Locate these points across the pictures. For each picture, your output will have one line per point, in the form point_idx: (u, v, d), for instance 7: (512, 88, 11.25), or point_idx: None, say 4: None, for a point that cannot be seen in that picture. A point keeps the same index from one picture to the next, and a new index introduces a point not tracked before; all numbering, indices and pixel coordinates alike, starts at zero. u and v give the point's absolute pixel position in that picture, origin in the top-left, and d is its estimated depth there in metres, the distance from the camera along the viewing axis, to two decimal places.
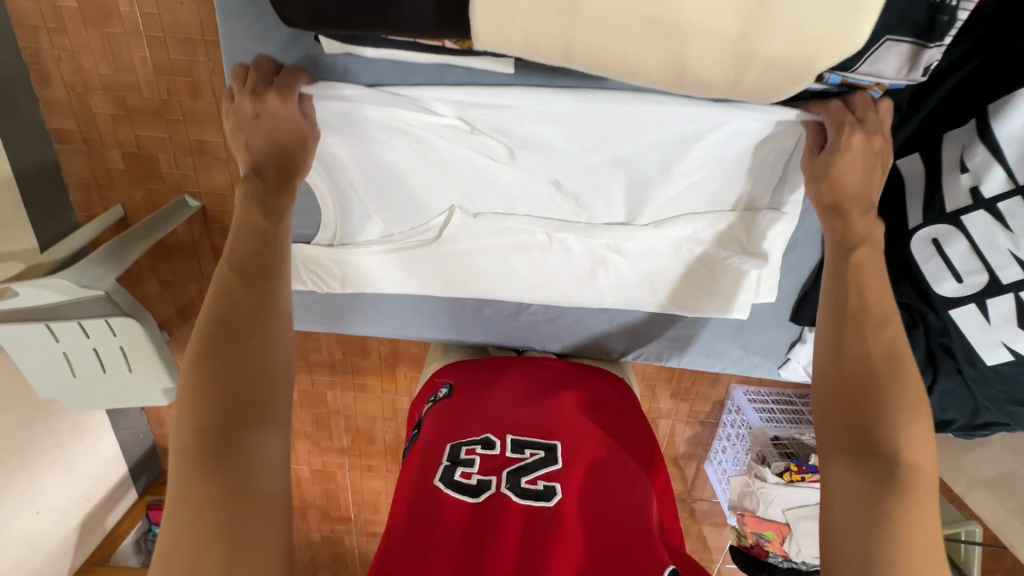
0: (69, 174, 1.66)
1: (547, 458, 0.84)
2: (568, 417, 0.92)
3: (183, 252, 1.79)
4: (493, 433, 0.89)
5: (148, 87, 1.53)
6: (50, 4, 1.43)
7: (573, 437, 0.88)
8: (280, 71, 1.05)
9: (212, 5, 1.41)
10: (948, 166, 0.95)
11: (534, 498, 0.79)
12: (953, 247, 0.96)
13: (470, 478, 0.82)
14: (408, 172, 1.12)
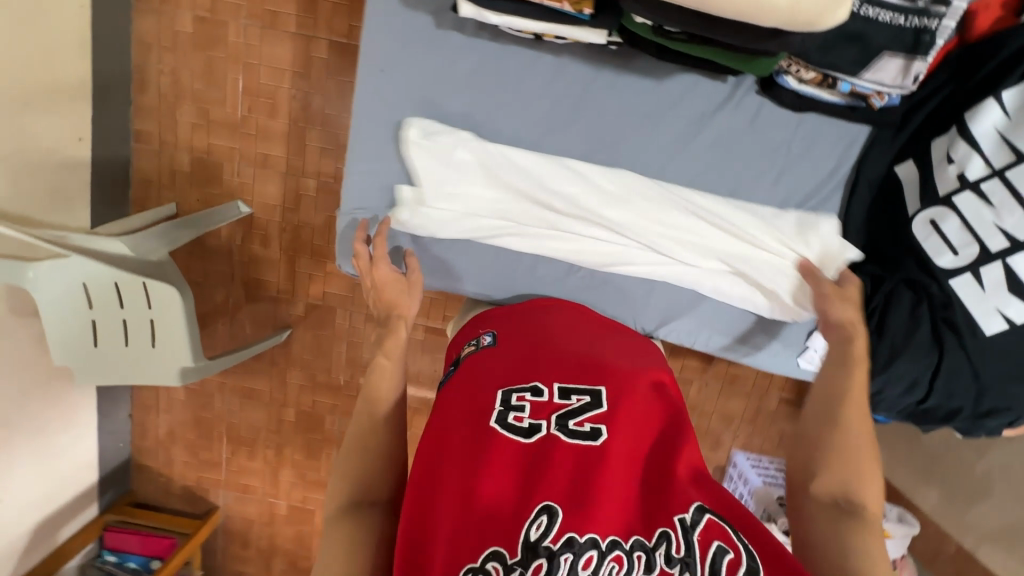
0: (136, 170, 1.80)
1: (593, 402, 0.83)
2: (612, 369, 0.90)
3: (220, 255, 1.88)
4: (542, 382, 0.87)
5: (232, 103, 1.74)
6: (169, 28, 1.68)
7: (619, 386, 0.86)
8: (409, 27, 0.96)
9: (307, 45, 1.67)
10: (936, 160, 0.98)
11: (583, 440, 0.77)
12: (946, 226, 0.97)
13: (523, 420, 0.81)
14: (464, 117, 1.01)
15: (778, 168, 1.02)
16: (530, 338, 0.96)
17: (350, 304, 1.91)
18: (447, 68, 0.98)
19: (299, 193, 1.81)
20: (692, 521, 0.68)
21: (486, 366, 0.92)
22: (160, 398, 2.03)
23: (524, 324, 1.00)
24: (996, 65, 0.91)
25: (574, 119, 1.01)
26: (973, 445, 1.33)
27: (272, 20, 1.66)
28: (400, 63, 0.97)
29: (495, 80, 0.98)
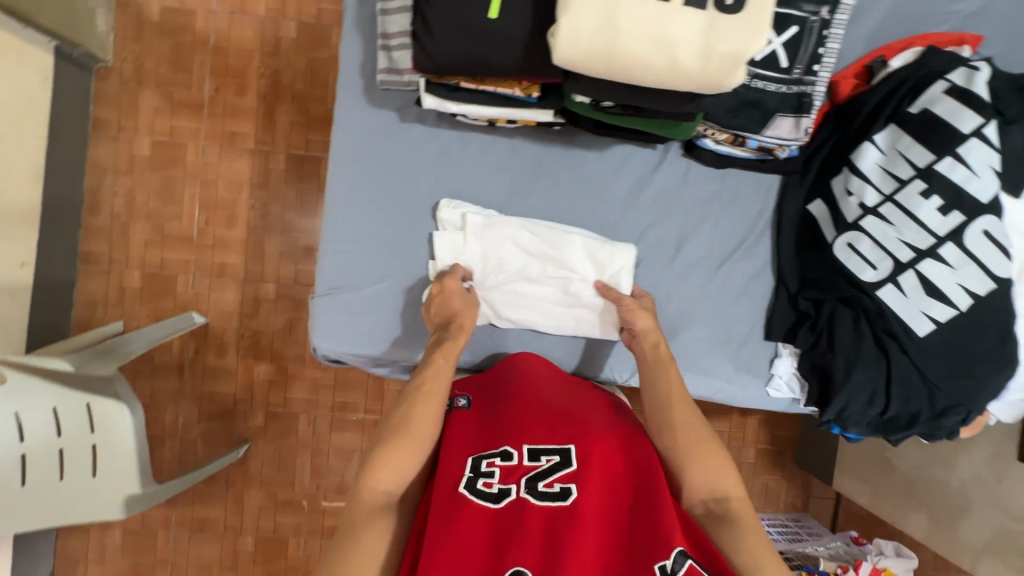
0: (81, 291, 1.75)
1: (564, 462, 0.76)
2: (583, 419, 0.83)
3: (170, 371, 1.78)
4: (510, 443, 0.79)
5: (188, 217, 1.77)
6: (126, 154, 1.75)
7: (589, 437, 0.79)
8: (363, 118, 0.93)
9: (266, 159, 1.77)
10: (839, 196, 0.93)
11: (553, 504, 0.71)
12: (857, 249, 0.90)
13: (491, 486, 0.74)
14: (407, 191, 0.95)
15: (711, 215, 1.00)
16: (500, 395, 0.89)
17: (315, 407, 1.82)
18: (389, 146, 0.94)
19: (258, 298, 1.79)
20: (672, 570, 0.64)
21: (455, 431, 0.83)
22: (90, 546, 1.77)
23: (494, 380, 0.93)
24: (871, 110, 0.91)
25: (523, 195, 0.97)
26: (942, 462, 1.38)
27: (231, 140, 1.77)
28: (373, 149, 0.93)
29: (442, 164, 0.95)
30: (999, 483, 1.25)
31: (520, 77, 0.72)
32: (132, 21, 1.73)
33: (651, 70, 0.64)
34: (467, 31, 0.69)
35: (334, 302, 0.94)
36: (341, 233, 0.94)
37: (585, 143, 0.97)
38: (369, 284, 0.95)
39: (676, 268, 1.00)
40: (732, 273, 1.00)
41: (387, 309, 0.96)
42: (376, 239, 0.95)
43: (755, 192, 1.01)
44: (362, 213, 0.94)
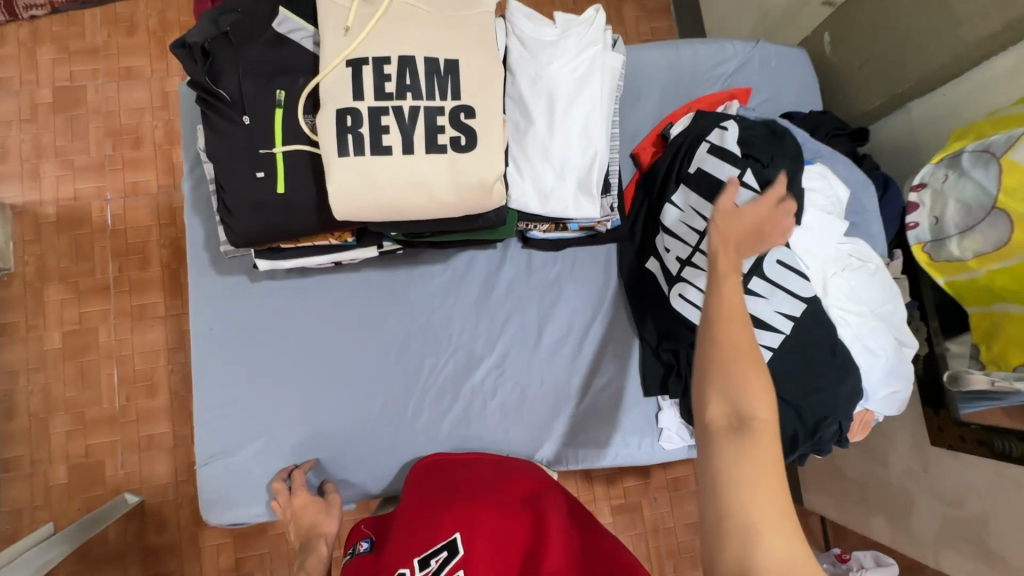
0: (5, 502, 1.68)
1: (451, 555, 0.70)
2: (469, 502, 0.79)
3: (109, 562, 1.69)
4: (402, 562, 0.73)
5: (108, 397, 1.76)
6: (37, 350, 1.76)
7: (475, 522, 0.75)
8: (216, 288, 0.99)
9: (178, 322, 1.81)
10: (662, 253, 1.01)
11: None
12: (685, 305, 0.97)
13: None
14: (267, 343, 0.98)
15: (561, 294, 1.06)
16: (395, 517, 0.85)
17: (270, 561, 1.74)
18: (243, 306, 0.99)
19: (192, 461, 1.76)
20: None
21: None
22: None
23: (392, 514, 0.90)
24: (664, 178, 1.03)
25: (381, 317, 1.01)
26: (879, 459, 1.39)
27: (140, 312, 1.81)
28: (231, 314, 0.98)
29: (297, 308, 1.00)
30: (927, 471, 1.25)
31: (326, 231, 0.81)
32: (29, 226, 1.81)
33: (414, 207, 0.73)
34: (264, 208, 0.78)
35: (219, 467, 0.95)
36: (213, 397, 0.96)
37: (429, 259, 1.04)
38: (247, 441, 0.96)
39: (542, 350, 1.04)
40: (597, 342, 1.05)
41: (268, 461, 0.96)
42: (247, 397, 0.97)
43: (597, 262, 1.08)
44: (228, 373, 0.97)
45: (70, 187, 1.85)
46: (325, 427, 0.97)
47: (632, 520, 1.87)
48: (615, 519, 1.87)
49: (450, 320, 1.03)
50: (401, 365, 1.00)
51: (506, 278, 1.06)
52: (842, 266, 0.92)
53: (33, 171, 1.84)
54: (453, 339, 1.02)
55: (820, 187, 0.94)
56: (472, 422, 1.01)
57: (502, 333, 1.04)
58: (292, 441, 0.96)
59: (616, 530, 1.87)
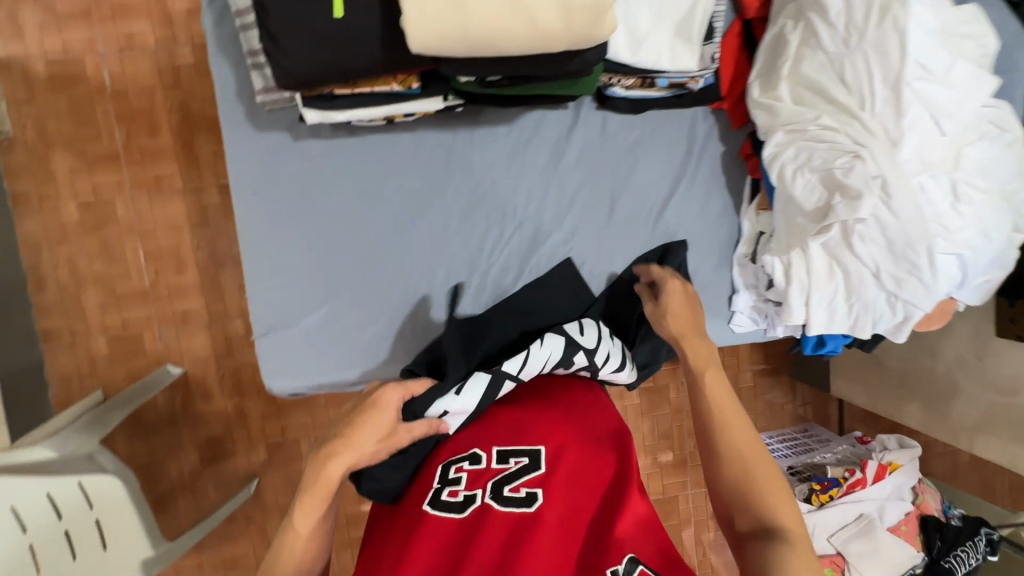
0: (52, 370, 1.72)
1: (533, 464, 0.72)
2: (557, 413, 0.79)
3: (162, 426, 1.78)
4: (480, 446, 0.76)
5: (137, 272, 1.72)
6: (55, 222, 1.68)
7: (562, 438, 0.75)
8: (258, 147, 0.88)
9: (199, 196, 1.71)
10: (762, 122, 0.86)
11: (517, 507, 0.67)
12: (790, 182, 0.84)
13: (456, 494, 0.70)
14: (318, 209, 0.90)
15: (640, 163, 0.96)
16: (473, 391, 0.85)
17: (314, 428, 1.83)
18: (289, 167, 0.89)
19: (229, 337, 1.77)
20: None
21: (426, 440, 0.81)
22: None
23: None
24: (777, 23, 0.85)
25: (441, 185, 0.92)
26: (927, 349, 1.38)
27: (157, 184, 1.70)
28: (277, 177, 0.89)
29: (348, 170, 0.90)
30: (982, 361, 1.25)
31: (392, 71, 0.70)
32: (19, 83, 1.63)
33: (514, 38, 0.65)
34: (322, 39, 0.66)
35: (280, 337, 0.91)
36: (266, 266, 0.90)
37: (494, 119, 0.92)
38: (307, 311, 0.91)
39: (614, 226, 0.96)
40: (673, 219, 0.97)
41: (330, 334, 0.92)
42: (303, 269, 0.91)
43: (681, 127, 0.96)
44: (280, 240, 0.90)
45: (57, 37, 1.63)
46: (386, 299, 0.93)
47: (658, 402, 1.95)
48: (642, 400, 1.94)
49: (516, 189, 0.94)
50: (465, 237, 0.93)
51: (579, 144, 0.94)
52: (980, 133, 0.81)
53: (11, 16, 1.61)
54: (519, 211, 0.94)
55: (970, 34, 0.79)
56: None
57: (574, 206, 0.95)
58: (353, 313, 0.92)
59: (642, 409, 1.95)
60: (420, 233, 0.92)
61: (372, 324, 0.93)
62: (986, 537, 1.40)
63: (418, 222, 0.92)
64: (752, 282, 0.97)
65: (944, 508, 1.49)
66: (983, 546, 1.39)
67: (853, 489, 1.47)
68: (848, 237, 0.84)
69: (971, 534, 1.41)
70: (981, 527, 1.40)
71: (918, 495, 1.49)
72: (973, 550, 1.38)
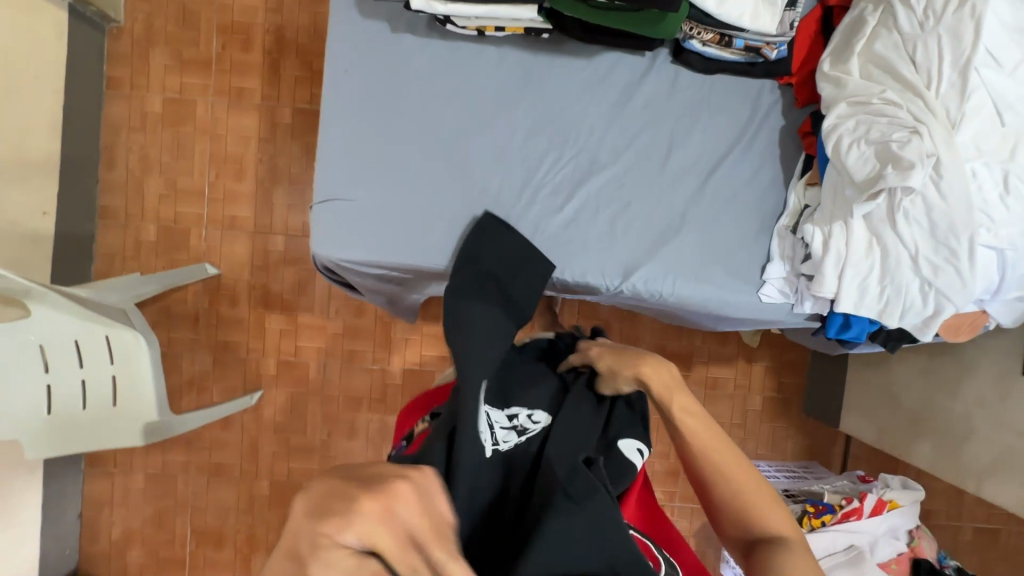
0: (100, 245, 1.81)
1: None
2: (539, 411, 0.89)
3: (185, 320, 1.85)
4: None
5: (200, 171, 1.82)
6: (139, 110, 1.80)
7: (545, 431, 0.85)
8: (356, 33, 0.96)
9: (272, 113, 1.82)
10: (828, 93, 0.94)
11: None
12: (845, 152, 0.89)
13: None
14: (397, 97, 0.97)
15: (702, 118, 1.01)
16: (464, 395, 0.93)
17: (326, 354, 1.88)
18: (381, 55, 0.97)
19: (268, 250, 1.85)
20: None
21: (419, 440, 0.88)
22: (115, 488, 1.86)
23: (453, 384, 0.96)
24: (855, 14, 0.97)
25: (514, 98, 0.99)
26: (947, 388, 1.37)
27: (238, 95, 1.81)
28: (370, 61, 0.97)
29: (432, 69, 0.98)
30: (1003, 401, 1.25)
31: None
32: None
33: None
34: None
35: (338, 204, 0.97)
36: (340, 138, 0.97)
37: (576, 52, 1.00)
38: (368, 187, 0.97)
39: (665, 171, 1.00)
40: (724, 178, 1.01)
41: (383, 213, 0.97)
42: (369, 146, 0.97)
43: (746, 93, 1.02)
44: (360, 117, 0.97)
45: None
46: (438, 192, 0.98)
47: None
48: None
49: (582, 119, 1.00)
50: (524, 152, 0.99)
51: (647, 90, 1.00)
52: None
53: None
54: (577, 139, 1.00)
55: None
56: (576, 224, 0.99)
57: (632, 145, 1.00)
58: (410, 197, 0.98)
59: None
60: (487, 139, 0.98)
61: (423, 213, 0.98)
62: None
63: (482, 130, 0.99)
64: (788, 254, 1.00)
65: (939, 557, 1.44)
66: None
67: (846, 518, 1.45)
68: (892, 216, 0.88)
69: None
70: None
71: (914, 538, 1.45)
72: None
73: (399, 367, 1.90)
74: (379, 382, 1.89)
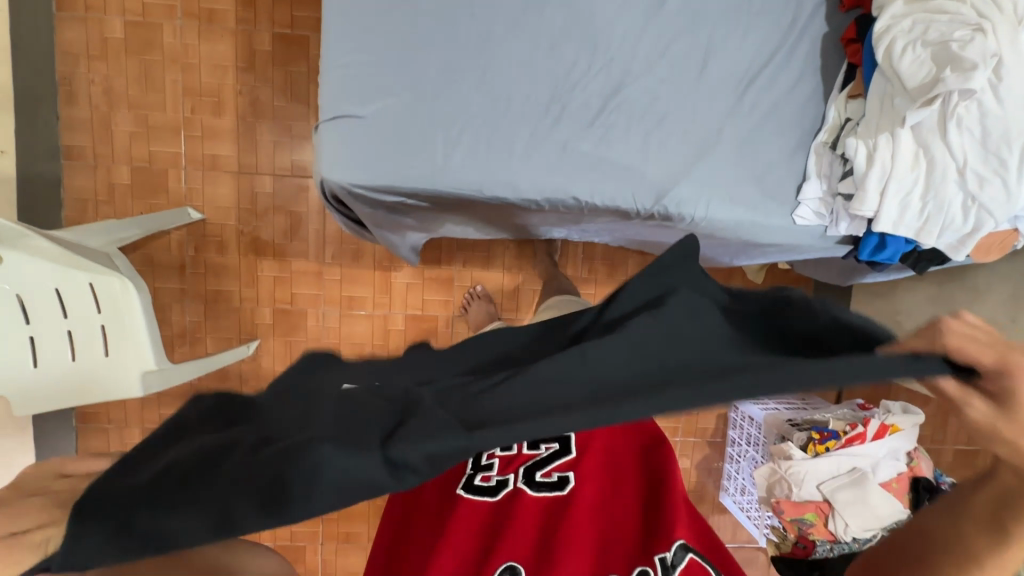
0: (69, 190, 1.67)
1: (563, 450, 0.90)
2: None
3: (171, 269, 1.74)
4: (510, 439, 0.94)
5: (173, 106, 1.67)
6: (97, 36, 1.62)
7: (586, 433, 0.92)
8: None
9: (249, 38, 1.65)
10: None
11: (549, 492, 0.86)
12: (900, 55, 0.90)
13: (490, 479, 0.89)
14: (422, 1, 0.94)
15: (736, 27, 1.00)
16: None
17: (324, 301, 1.81)
18: None
19: (255, 192, 1.73)
20: (672, 562, 0.77)
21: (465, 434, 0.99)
22: (112, 445, 1.81)
23: None
24: None
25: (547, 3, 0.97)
26: (955, 313, 1.39)
27: (209, 18, 1.64)
28: None
29: None
30: (1013, 323, 1.26)
31: None
32: None
33: None
34: None
35: (352, 118, 0.91)
36: (356, 43, 0.92)
37: None
38: (386, 99, 0.92)
39: (698, 83, 0.99)
40: (755, 91, 1.01)
41: (404, 126, 0.92)
42: (388, 52, 0.93)
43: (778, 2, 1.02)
44: (378, 22, 0.93)
45: None
46: (467, 103, 0.94)
47: None
48: None
49: (620, 27, 0.98)
50: (560, 62, 0.97)
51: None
52: None
53: None
54: (612, 48, 0.98)
55: None
56: (609, 138, 0.97)
57: (668, 54, 0.99)
58: (433, 108, 0.93)
59: None
60: (520, 49, 0.96)
61: (449, 126, 0.93)
62: None
63: (511, 40, 0.96)
64: (831, 170, 1.00)
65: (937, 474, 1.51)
66: None
67: (851, 443, 1.49)
68: (945, 123, 0.89)
69: None
70: (969, 495, 1.43)
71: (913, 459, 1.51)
72: None
73: (401, 313, 1.84)
74: (381, 329, 1.84)
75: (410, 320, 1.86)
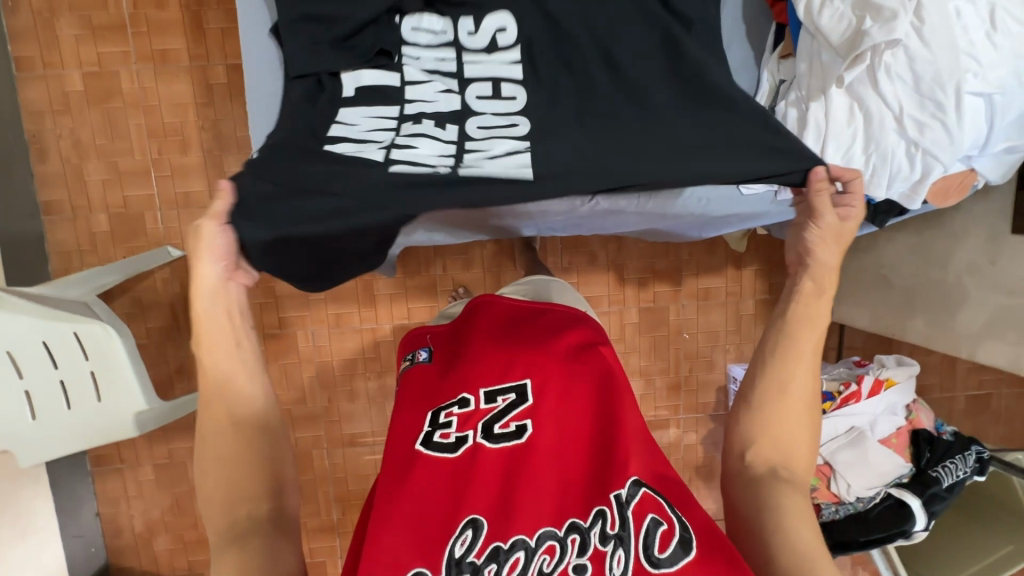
0: (53, 243, 1.71)
1: (519, 399, 0.88)
2: (540, 355, 0.93)
3: (161, 309, 1.78)
4: (467, 390, 0.91)
5: (140, 149, 1.70)
6: (59, 91, 1.65)
7: (540, 372, 0.90)
8: None
9: (204, 75, 1.68)
10: None
11: (509, 442, 0.83)
12: (817, 14, 0.96)
13: (449, 436, 0.86)
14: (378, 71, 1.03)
15: None
16: (457, 344, 1.04)
17: (311, 321, 1.83)
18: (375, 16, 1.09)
19: None
20: (627, 497, 0.74)
21: (418, 382, 1.00)
22: (127, 485, 1.86)
23: (455, 339, 1.06)
24: None
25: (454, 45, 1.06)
26: (936, 261, 1.37)
27: (163, 59, 1.66)
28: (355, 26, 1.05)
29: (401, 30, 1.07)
30: (994, 265, 1.23)
31: None
32: None
33: None
34: None
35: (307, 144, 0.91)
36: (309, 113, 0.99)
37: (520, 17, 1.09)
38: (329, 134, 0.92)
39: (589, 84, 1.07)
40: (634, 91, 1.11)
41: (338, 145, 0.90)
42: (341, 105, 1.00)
43: None
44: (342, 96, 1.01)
45: None
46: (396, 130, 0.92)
47: (656, 323, 1.95)
48: (641, 320, 1.94)
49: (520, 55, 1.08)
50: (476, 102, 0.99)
51: None
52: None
53: None
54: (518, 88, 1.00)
55: None
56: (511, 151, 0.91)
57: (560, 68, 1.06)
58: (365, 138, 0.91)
59: (641, 329, 1.95)
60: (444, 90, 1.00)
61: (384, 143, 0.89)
62: (976, 453, 1.39)
63: None
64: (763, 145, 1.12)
65: (937, 425, 1.49)
66: (972, 462, 1.37)
67: (846, 403, 1.47)
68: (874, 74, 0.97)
69: (961, 449, 1.39)
70: (972, 444, 1.39)
71: (912, 411, 1.50)
72: (962, 464, 1.37)
73: (388, 324, 1.86)
74: (371, 342, 1.86)
75: (398, 330, 1.88)
